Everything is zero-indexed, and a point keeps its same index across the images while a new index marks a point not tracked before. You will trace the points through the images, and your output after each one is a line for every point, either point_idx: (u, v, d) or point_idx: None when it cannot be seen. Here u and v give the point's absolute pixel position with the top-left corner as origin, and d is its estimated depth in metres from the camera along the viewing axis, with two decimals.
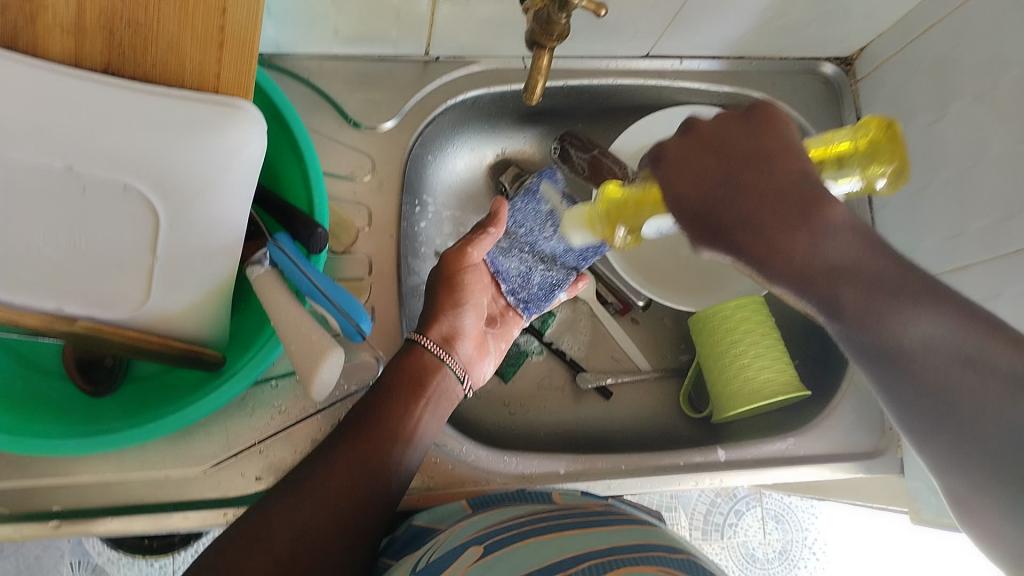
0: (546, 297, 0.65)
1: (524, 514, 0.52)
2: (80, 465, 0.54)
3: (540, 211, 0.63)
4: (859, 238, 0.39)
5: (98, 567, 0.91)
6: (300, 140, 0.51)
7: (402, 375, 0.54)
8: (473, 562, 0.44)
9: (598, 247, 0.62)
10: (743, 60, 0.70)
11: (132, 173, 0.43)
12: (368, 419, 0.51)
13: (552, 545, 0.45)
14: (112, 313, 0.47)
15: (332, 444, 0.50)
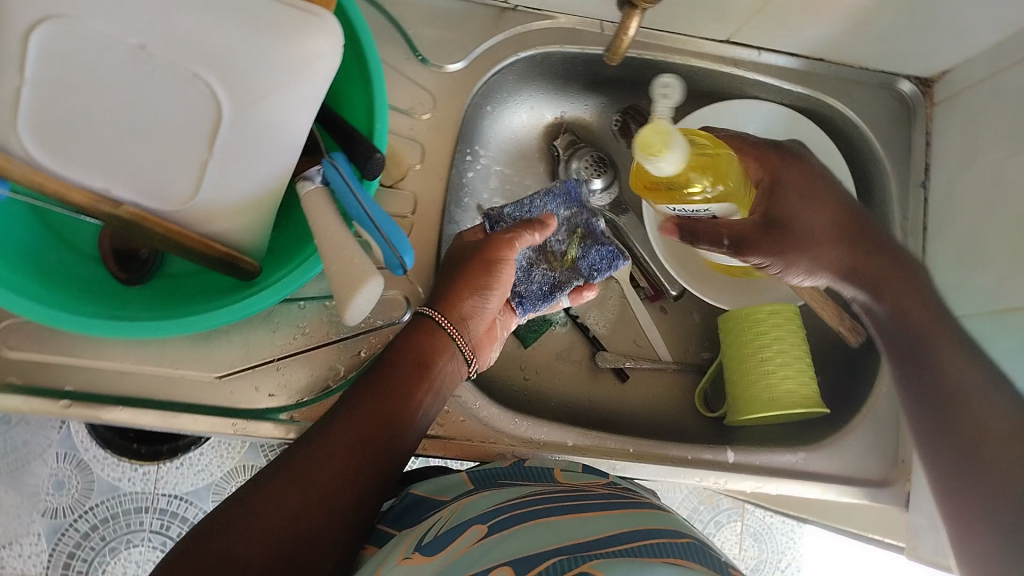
0: (543, 298, 0.63)
1: (527, 492, 0.52)
2: (97, 350, 0.54)
3: (560, 214, 0.63)
4: None
5: (83, 463, 0.88)
6: (369, 63, 0.50)
7: (410, 352, 0.53)
8: (474, 542, 0.44)
9: (609, 262, 0.62)
10: (822, 63, 0.68)
11: (203, 62, 0.42)
12: (375, 390, 0.51)
13: (556, 525, 0.45)
14: (159, 206, 0.47)
15: (340, 414, 0.50)
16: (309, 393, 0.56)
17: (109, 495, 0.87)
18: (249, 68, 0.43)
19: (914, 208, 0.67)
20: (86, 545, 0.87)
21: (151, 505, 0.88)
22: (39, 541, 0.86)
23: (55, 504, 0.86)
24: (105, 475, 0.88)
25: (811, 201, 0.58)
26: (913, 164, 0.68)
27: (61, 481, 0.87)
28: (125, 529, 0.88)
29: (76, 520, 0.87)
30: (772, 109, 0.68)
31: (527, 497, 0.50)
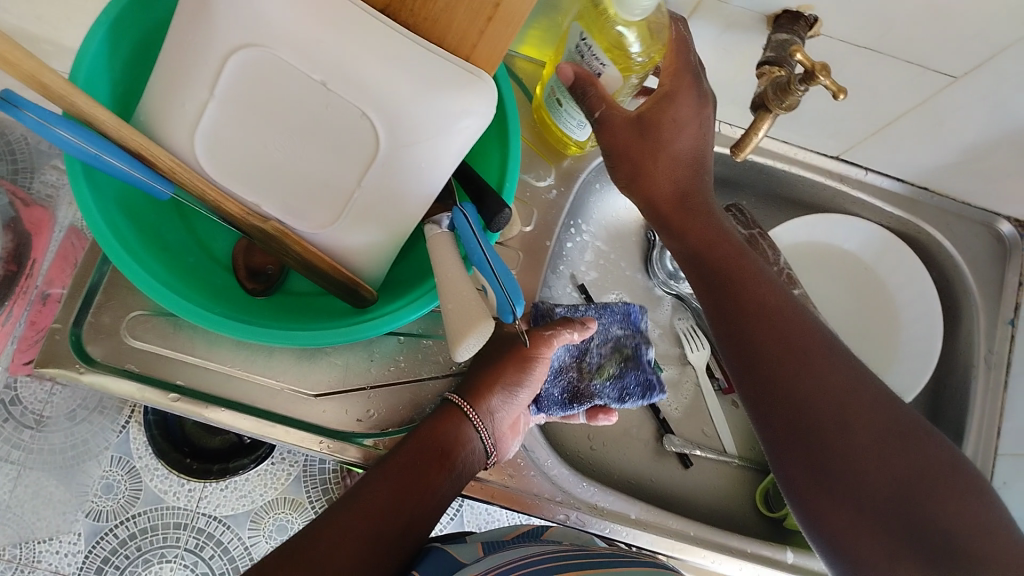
0: (560, 406, 0.61)
1: (527, 552, 0.52)
2: (212, 352, 0.57)
3: (611, 330, 0.63)
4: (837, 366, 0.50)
5: (134, 471, 0.81)
6: (509, 126, 0.55)
7: (436, 438, 0.54)
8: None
9: (648, 391, 0.62)
10: (925, 192, 0.71)
11: (372, 104, 0.47)
12: (399, 464, 0.53)
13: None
14: (300, 224, 0.52)
15: (354, 496, 0.51)
16: (396, 424, 0.59)
17: (153, 506, 0.80)
18: (413, 116, 0.47)
19: (1000, 343, 0.68)
20: (116, 558, 0.78)
21: (190, 524, 0.81)
22: (78, 541, 0.78)
23: (101, 506, 0.79)
24: (153, 485, 0.81)
25: (682, 96, 0.52)
26: (1004, 302, 0.69)
27: (111, 484, 0.80)
28: (162, 544, 0.80)
29: (117, 527, 0.79)
30: (869, 229, 0.71)
31: (527, 557, 0.51)
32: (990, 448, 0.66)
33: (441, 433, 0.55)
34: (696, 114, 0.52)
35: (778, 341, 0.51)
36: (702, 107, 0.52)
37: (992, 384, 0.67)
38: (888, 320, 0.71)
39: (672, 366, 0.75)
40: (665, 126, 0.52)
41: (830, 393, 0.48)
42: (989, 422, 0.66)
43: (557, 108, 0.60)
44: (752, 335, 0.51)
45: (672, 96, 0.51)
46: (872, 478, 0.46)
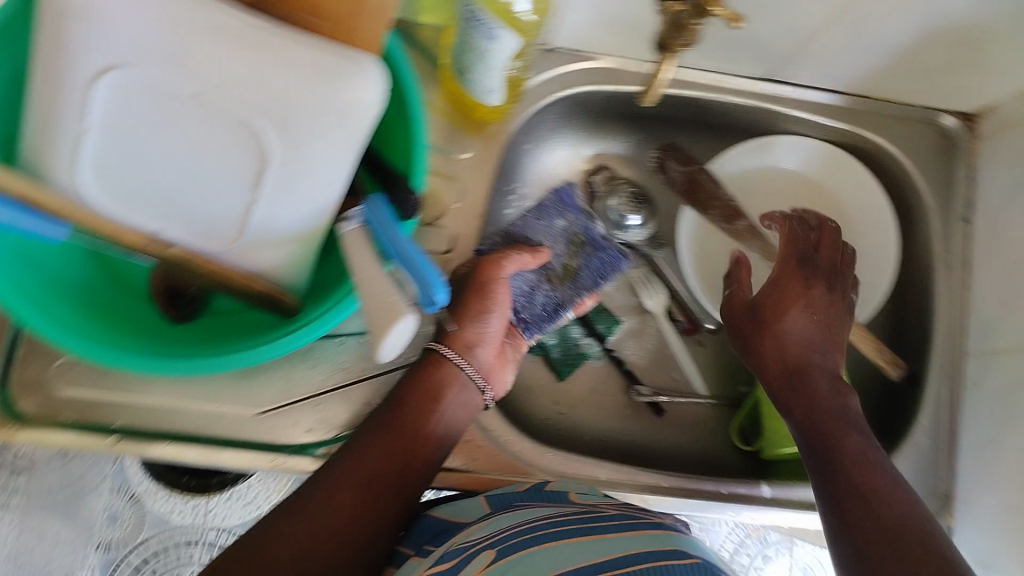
0: (549, 318, 0.62)
1: (544, 514, 0.50)
2: (149, 386, 0.56)
3: (554, 225, 0.64)
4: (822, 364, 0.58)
5: (136, 499, 0.72)
6: (410, 107, 0.52)
7: (421, 383, 0.55)
8: (481, 568, 0.44)
9: (618, 264, 0.64)
10: (861, 99, 0.68)
11: (256, 108, 0.45)
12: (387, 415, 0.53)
13: (563, 550, 0.44)
14: (210, 242, 0.49)
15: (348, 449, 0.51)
16: (347, 427, 0.58)
17: (160, 529, 0.72)
18: (299, 112, 0.45)
19: (959, 241, 0.66)
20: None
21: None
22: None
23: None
24: (157, 508, 0.72)
25: (797, 304, 0.60)
26: (957, 196, 0.67)
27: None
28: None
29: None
30: (811, 145, 0.69)
31: (541, 520, 0.49)
32: (957, 350, 0.65)
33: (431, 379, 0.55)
34: (806, 290, 0.60)
35: (817, 443, 0.53)
36: (829, 286, 0.61)
37: (953, 284, 0.66)
38: (844, 231, 0.69)
39: (632, 316, 0.73)
40: (787, 305, 0.60)
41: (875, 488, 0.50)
42: (954, 323, 0.65)
43: (463, 79, 0.56)
44: (833, 439, 0.53)
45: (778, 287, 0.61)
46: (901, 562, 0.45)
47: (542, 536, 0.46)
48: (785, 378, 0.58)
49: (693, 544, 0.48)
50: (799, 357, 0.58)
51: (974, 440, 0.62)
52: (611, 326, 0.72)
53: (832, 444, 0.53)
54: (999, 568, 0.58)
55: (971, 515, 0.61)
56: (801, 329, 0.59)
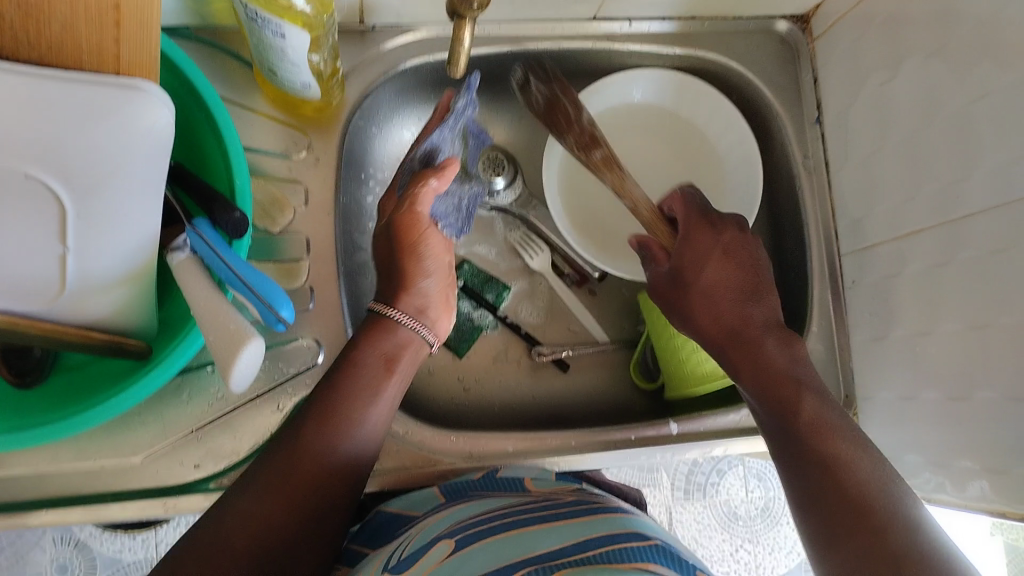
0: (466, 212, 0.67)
1: (500, 505, 0.51)
2: (14, 458, 0.53)
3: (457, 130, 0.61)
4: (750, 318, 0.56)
5: (81, 542, 0.86)
6: (218, 119, 0.49)
7: (377, 346, 0.53)
8: (442, 559, 0.44)
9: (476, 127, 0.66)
10: (695, 21, 0.67)
11: (30, 159, 0.41)
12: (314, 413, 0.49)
13: (522, 540, 0.45)
14: (27, 306, 0.45)
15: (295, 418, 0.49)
16: (236, 456, 0.56)
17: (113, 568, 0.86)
18: (84, 154, 0.42)
19: (813, 144, 0.68)
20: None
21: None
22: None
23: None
24: (105, 549, 0.86)
25: (713, 260, 0.58)
26: (805, 102, 0.68)
27: (64, 564, 0.85)
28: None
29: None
30: (655, 76, 0.68)
31: (498, 510, 0.50)
32: (833, 251, 0.66)
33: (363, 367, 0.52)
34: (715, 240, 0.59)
35: (769, 400, 0.52)
36: (729, 246, 0.59)
37: (816, 188, 0.67)
38: (708, 158, 0.70)
39: (519, 279, 0.73)
40: (702, 260, 0.58)
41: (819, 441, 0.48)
42: (824, 228, 0.67)
43: (276, 78, 0.54)
44: (785, 400, 0.51)
45: (687, 237, 0.59)
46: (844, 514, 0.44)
47: (501, 527, 0.47)
48: (733, 344, 0.56)
49: (646, 525, 0.48)
50: (727, 313, 0.57)
51: (862, 335, 0.63)
52: (500, 294, 0.71)
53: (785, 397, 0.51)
54: (904, 454, 0.60)
55: (871, 409, 0.63)
56: (721, 274, 0.58)
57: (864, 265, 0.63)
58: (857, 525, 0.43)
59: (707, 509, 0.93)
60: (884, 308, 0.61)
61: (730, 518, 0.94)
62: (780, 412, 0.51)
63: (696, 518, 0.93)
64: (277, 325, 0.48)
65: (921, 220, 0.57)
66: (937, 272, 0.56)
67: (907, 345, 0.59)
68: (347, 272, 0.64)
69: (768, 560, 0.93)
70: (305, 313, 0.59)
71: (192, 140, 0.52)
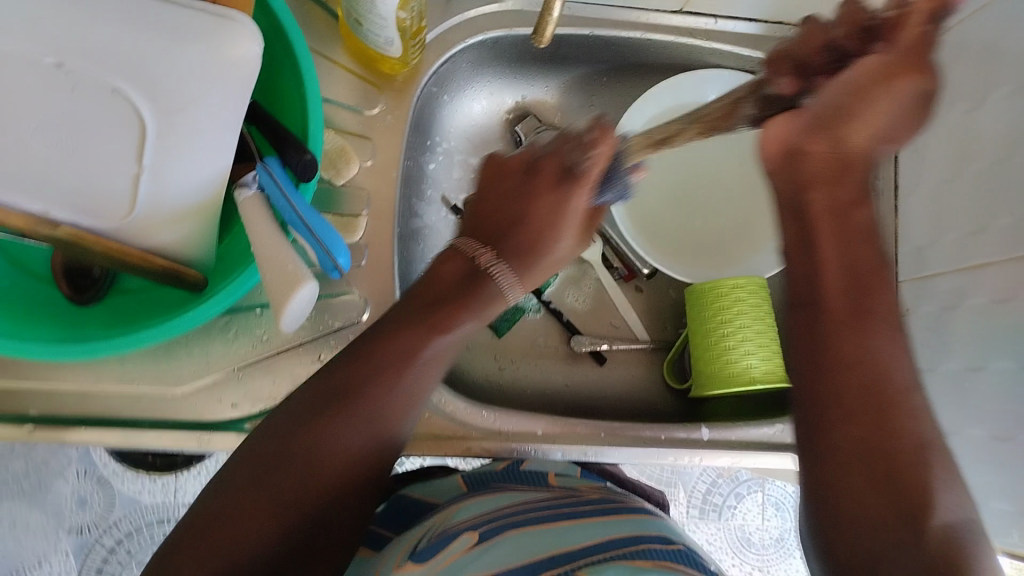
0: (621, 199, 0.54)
1: (518, 501, 0.51)
2: (59, 372, 0.55)
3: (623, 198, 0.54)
4: (855, 367, 0.44)
5: (103, 480, 0.87)
6: (301, 64, 0.50)
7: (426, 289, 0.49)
8: (465, 549, 0.43)
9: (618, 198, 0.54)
10: (782, 26, 0.67)
11: (121, 74, 0.43)
12: (363, 360, 0.46)
13: (544, 539, 0.44)
14: (98, 223, 0.46)
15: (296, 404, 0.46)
16: (272, 400, 0.56)
17: (131, 508, 0.87)
18: (168, 79, 0.43)
19: (885, 165, 0.67)
20: (113, 559, 0.87)
21: (173, 514, 0.88)
22: (69, 559, 0.86)
23: (79, 520, 0.86)
24: (125, 489, 0.87)
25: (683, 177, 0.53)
26: None
27: (84, 498, 0.87)
28: (149, 542, 0.88)
29: (102, 536, 0.87)
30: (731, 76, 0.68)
31: (513, 508, 0.49)
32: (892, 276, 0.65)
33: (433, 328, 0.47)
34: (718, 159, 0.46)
35: (855, 364, 0.44)
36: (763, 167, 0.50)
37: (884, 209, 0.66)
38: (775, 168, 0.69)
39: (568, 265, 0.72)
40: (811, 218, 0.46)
41: (885, 402, 0.43)
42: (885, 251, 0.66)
43: (360, 31, 0.55)
44: (845, 454, 0.43)
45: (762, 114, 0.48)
46: (858, 461, 0.42)
47: (524, 524, 0.47)
48: (861, 397, 0.44)
49: (665, 527, 0.49)
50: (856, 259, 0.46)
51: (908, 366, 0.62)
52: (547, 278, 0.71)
53: (876, 374, 0.44)
54: None
55: None
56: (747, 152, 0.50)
57: (923, 292, 0.62)
58: (890, 458, 0.42)
59: (720, 532, 0.92)
60: (938, 340, 0.60)
61: (743, 543, 0.93)
62: (842, 386, 0.44)
63: (709, 539, 0.92)
64: (330, 270, 0.50)
65: (990, 252, 0.56)
66: (1000, 307, 0.54)
67: (958, 380, 0.58)
68: (401, 236, 0.64)
69: None
70: (356, 269, 0.59)
71: (272, 83, 0.53)
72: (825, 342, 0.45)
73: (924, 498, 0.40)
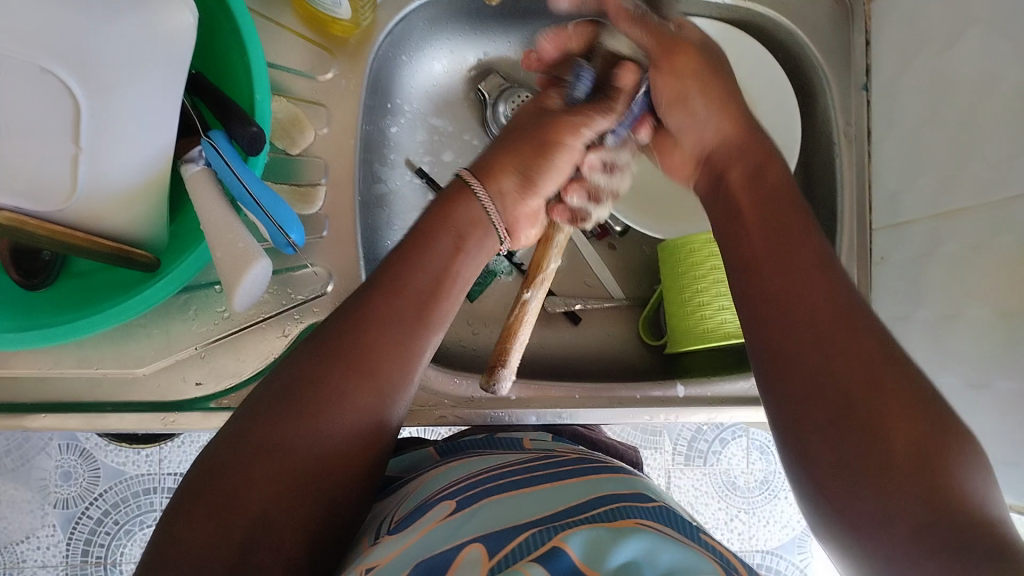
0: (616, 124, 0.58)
1: (492, 465, 0.51)
2: (16, 359, 0.54)
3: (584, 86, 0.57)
4: (776, 274, 0.44)
5: (86, 452, 0.87)
6: (243, 30, 0.47)
7: (453, 219, 0.51)
8: (442, 519, 0.42)
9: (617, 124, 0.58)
10: None
11: (49, 54, 0.41)
12: (324, 360, 0.43)
13: (521, 502, 0.43)
14: (41, 207, 0.44)
15: (288, 378, 0.42)
16: (239, 376, 0.55)
17: (117, 480, 0.87)
18: (98, 57, 0.43)
19: (857, 112, 0.65)
20: (101, 531, 0.86)
21: (158, 485, 0.87)
22: (55, 532, 0.86)
23: (64, 494, 0.86)
24: (110, 461, 0.87)
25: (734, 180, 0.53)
26: (853, 67, 0.66)
27: (68, 471, 0.86)
28: (136, 512, 0.87)
29: (87, 509, 0.86)
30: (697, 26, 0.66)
31: (484, 474, 0.49)
32: (866, 225, 0.64)
33: (418, 323, 0.47)
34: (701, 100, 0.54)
35: (779, 260, 0.44)
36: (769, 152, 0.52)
37: (855, 158, 0.65)
38: None
39: None
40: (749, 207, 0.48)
41: (843, 340, 0.40)
42: (860, 200, 0.65)
43: None
44: (835, 364, 0.39)
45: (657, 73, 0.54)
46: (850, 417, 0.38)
47: (501, 488, 0.46)
48: (790, 292, 0.43)
49: (649, 486, 0.47)
50: (806, 284, 0.43)
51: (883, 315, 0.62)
52: None
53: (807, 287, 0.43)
54: None
55: None
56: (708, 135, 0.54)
57: (899, 239, 0.61)
58: (870, 423, 0.37)
59: (706, 477, 0.93)
60: (912, 289, 0.59)
61: (728, 488, 0.93)
62: (842, 332, 0.40)
63: (694, 484, 0.93)
64: (285, 247, 0.48)
65: (965, 199, 0.54)
66: (974, 255, 0.53)
67: (931, 328, 0.57)
68: (364, 204, 0.63)
69: (763, 533, 0.92)
70: (318, 241, 0.58)
71: (214, 52, 0.50)
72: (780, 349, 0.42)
73: (923, 460, 0.35)
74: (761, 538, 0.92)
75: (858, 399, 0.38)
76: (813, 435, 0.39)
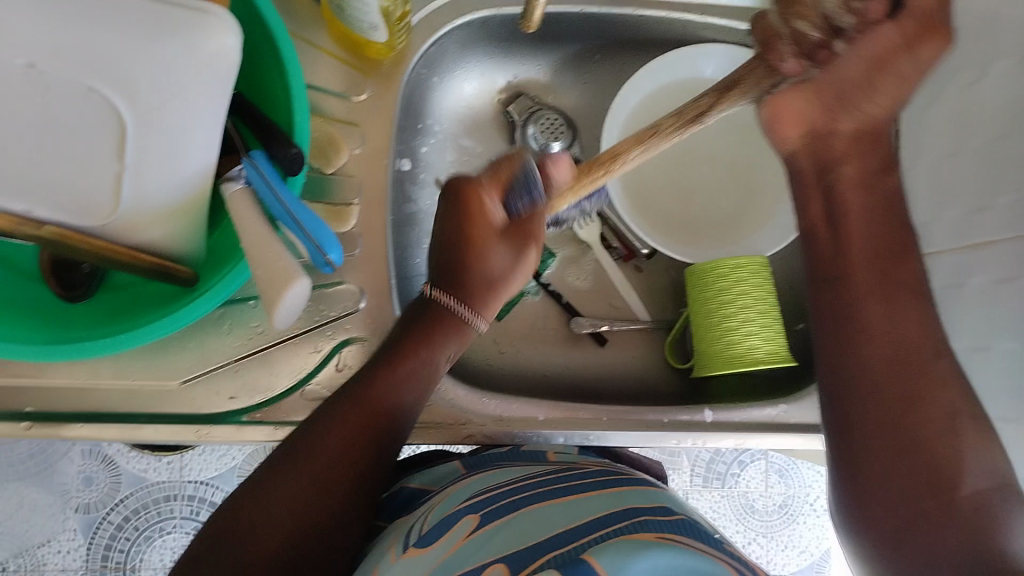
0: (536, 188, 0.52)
1: (517, 476, 0.51)
2: (54, 369, 0.55)
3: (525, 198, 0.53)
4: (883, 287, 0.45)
5: (109, 459, 0.87)
6: (283, 51, 0.48)
7: (434, 307, 0.54)
8: (467, 535, 0.43)
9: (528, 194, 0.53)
10: None
11: (96, 75, 0.42)
12: (368, 373, 0.51)
13: (545, 515, 0.43)
14: (86, 222, 0.45)
15: (348, 389, 0.50)
16: (270, 391, 0.56)
17: (138, 487, 0.87)
18: (140, 79, 0.43)
19: None
20: (121, 537, 0.87)
21: (179, 493, 0.88)
22: (76, 536, 0.86)
23: (86, 499, 0.87)
24: (132, 467, 0.88)
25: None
26: None
27: (90, 477, 0.87)
28: (156, 518, 0.87)
29: (109, 514, 0.87)
30: (727, 51, 0.66)
31: (511, 485, 0.49)
32: None
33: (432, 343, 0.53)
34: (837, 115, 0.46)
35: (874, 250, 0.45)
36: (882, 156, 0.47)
37: None
38: None
39: (568, 246, 0.72)
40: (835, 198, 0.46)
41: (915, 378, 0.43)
42: None
43: (345, 16, 0.54)
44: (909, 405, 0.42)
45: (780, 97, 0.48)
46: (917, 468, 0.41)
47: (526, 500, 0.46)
48: (869, 298, 0.44)
49: (673, 500, 0.47)
50: (904, 310, 0.44)
51: None
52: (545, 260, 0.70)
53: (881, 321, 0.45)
54: None
55: None
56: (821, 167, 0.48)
57: (928, 269, 0.61)
58: (928, 464, 0.41)
59: (725, 500, 0.92)
60: (941, 319, 0.59)
61: (746, 510, 0.92)
62: (909, 372, 0.43)
63: (712, 506, 0.92)
64: (322, 266, 0.48)
65: (994, 231, 0.54)
66: (1004, 287, 0.53)
67: (960, 359, 0.57)
68: (395, 223, 0.64)
69: (780, 558, 0.92)
70: (350, 259, 0.58)
71: (255, 72, 0.51)
72: (852, 344, 0.44)
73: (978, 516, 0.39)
74: (779, 562, 0.92)
75: (926, 443, 0.41)
76: (874, 464, 0.43)
